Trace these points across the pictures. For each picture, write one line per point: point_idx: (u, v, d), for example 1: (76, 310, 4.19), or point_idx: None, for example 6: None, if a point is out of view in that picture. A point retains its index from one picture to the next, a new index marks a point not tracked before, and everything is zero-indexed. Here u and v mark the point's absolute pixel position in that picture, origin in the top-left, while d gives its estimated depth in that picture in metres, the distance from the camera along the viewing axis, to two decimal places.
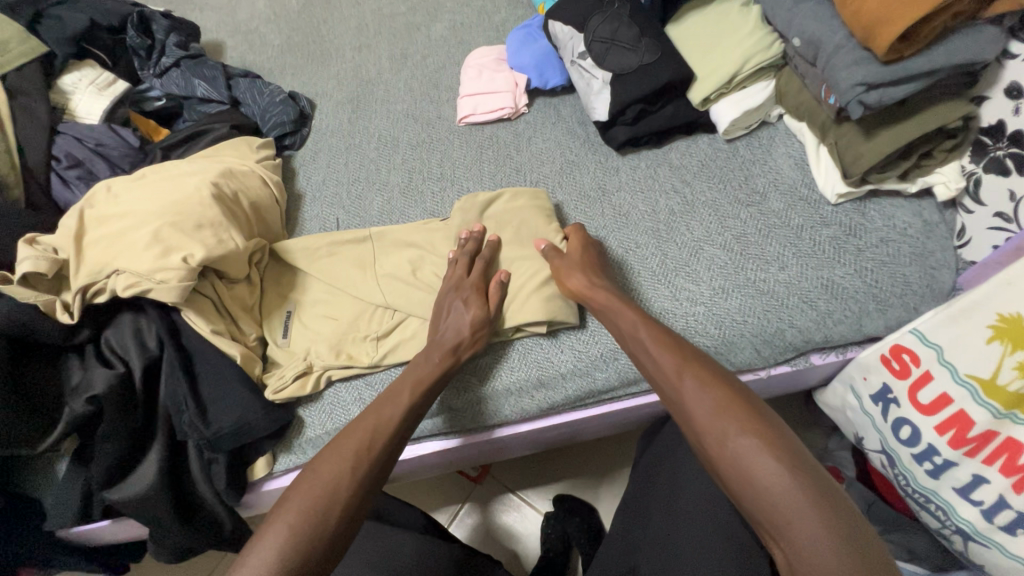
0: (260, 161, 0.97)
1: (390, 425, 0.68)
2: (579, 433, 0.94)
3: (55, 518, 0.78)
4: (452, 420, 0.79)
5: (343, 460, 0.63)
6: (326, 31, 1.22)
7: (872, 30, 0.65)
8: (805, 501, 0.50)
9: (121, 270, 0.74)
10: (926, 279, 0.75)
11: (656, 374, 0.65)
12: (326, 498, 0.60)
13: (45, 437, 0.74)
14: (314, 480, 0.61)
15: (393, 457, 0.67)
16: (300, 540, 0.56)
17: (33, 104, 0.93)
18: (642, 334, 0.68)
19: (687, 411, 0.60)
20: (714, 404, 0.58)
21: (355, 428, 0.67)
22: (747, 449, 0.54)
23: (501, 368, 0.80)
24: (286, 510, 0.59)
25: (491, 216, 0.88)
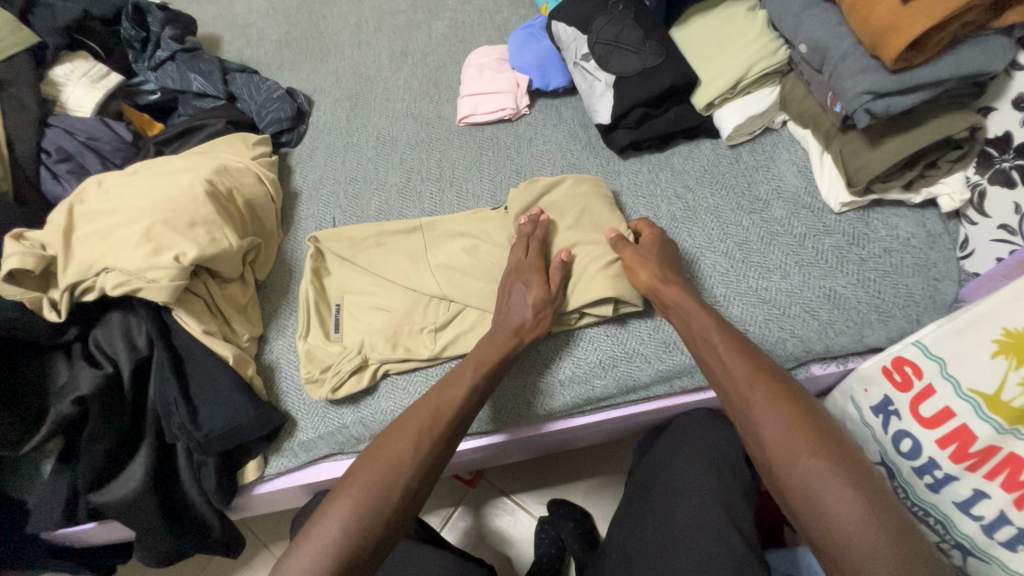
0: (255, 158, 0.95)
1: (452, 413, 0.66)
2: (572, 439, 0.93)
3: (38, 521, 0.76)
4: (503, 415, 0.77)
5: (404, 447, 0.62)
6: (324, 27, 1.20)
7: (880, 38, 0.64)
8: (875, 528, 0.50)
9: (111, 268, 0.73)
10: (928, 291, 0.75)
11: (721, 382, 0.64)
12: (384, 487, 0.60)
13: (30, 437, 0.72)
14: (374, 467, 0.61)
15: (452, 443, 0.66)
16: (358, 528, 0.57)
17: (22, 95, 0.91)
18: (708, 338, 0.67)
19: (755, 424, 0.60)
20: (786, 420, 0.58)
21: (418, 413, 0.65)
22: (819, 470, 0.54)
23: (545, 365, 0.78)
24: (343, 494, 0.59)
25: (550, 203, 0.86)
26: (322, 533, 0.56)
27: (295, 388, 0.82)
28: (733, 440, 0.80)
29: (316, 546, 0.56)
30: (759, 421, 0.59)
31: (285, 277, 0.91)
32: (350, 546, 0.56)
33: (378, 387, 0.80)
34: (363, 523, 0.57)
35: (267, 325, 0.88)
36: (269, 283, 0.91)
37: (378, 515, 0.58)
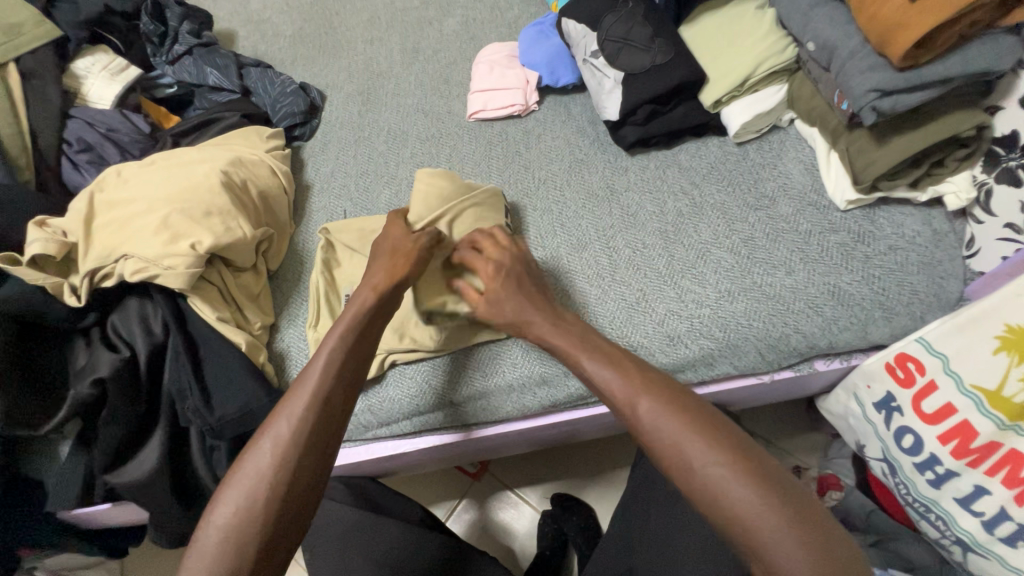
0: (269, 151, 0.97)
1: (314, 396, 0.61)
2: (570, 433, 0.95)
3: (55, 500, 0.78)
4: (437, 416, 0.80)
5: (264, 448, 0.58)
6: (337, 23, 1.22)
7: (888, 36, 0.65)
8: (780, 523, 0.48)
9: (129, 255, 0.75)
10: (934, 288, 0.75)
11: (608, 402, 0.59)
12: (248, 496, 0.56)
13: (50, 418, 0.74)
14: (240, 475, 0.57)
15: (329, 424, 0.61)
16: (231, 542, 0.54)
17: (45, 88, 0.93)
18: (586, 362, 0.63)
19: (653, 442, 0.55)
20: (679, 431, 0.53)
21: (278, 409, 0.61)
22: (723, 478, 0.50)
23: (484, 369, 0.80)
24: (217, 507, 0.56)
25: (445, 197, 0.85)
26: (201, 551, 0.54)
27: None
28: None
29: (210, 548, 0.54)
30: (656, 437, 0.54)
31: (296, 268, 0.93)
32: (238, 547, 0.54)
33: (387, 377, 0.81)
34: (233, 535, 0.54)
35: (278, 314, 0.89)
36: (281, 273, 0.93)
37: (247, 527, 0.54)
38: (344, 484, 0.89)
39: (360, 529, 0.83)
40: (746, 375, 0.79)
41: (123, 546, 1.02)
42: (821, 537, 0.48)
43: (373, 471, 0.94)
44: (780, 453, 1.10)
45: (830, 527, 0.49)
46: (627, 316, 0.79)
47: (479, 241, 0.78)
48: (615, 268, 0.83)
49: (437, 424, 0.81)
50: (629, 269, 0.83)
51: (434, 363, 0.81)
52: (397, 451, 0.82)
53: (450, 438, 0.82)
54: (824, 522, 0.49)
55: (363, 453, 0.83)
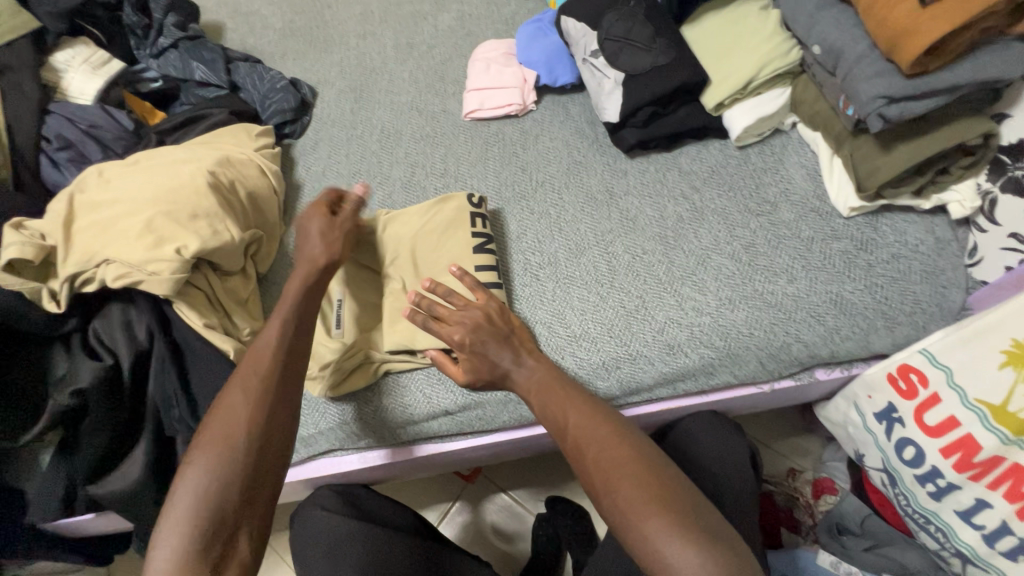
0: (258, 149, 0.94)
1: (277, 357, 0.63)
2: (526, 447, 0.94)
3: (37, 511, 0.76)
4: (387, 432, 0.78)
5: (236, 403, 0.59)
6: (329, 17, 1.19)
7: (896, 42, 0.63)
8: (676, 539, 0.53)
9: (111, 260, 0.72)
10: (936, 298, 0.74)
11: (547, 422, 0.66)
12: (226, 450, 0.56)
13: (30, 428, 0.72)
14: (212, 434, 0.57)
15: (284, 385, 0.62)
16: (209, 495, 0.54)
17: (23, 82, 0.90)
18: (538, 393, 0.68)
19: (581, 461, 0.61)
20: (600, 452, 0.60)
21: (243, 367, 0.62)
22: (631, 498, 0.56)
23: (422, 387, 0.78)
24: (190, 463, 0.56)
25: (432, 214, 0.85)
26: (177, 508, 0.54)
27: None
28: (734, 448, 0.80)
29: (180, 515, 0.53)
30: (584, 456, 0.61)
31: (286, 271, 0.90)
32: (206, 510, 0.53)
33: (375, 386, 0.79)
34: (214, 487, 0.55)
35: (267, 319, 0.87)
36: (270, 276, 0.90)
37: (225, 482, 0.55)
38: (336, 492, 0.88)
39: (350, 540, 0.81)
40: (746, 384, 0.78)
41: (109, 554, 1.00)
42: (712, 550, 0.53)
43: (366, 477, 0.91)
44: (776, 457, 1.10)
45: (722, 543, 0.54)
46: (624, 328, 0.77)
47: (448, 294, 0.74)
48: (614, 272, 0.81)
49: (378, 443, 0.79)
50: (628, 275, 0.81)
51: (429, 373, 0.79)
52: (338, 469, 0.81)
53: (398, 454, 0.81)
54: (721, 539, 0.54)
55: (357, 460, 0.81)
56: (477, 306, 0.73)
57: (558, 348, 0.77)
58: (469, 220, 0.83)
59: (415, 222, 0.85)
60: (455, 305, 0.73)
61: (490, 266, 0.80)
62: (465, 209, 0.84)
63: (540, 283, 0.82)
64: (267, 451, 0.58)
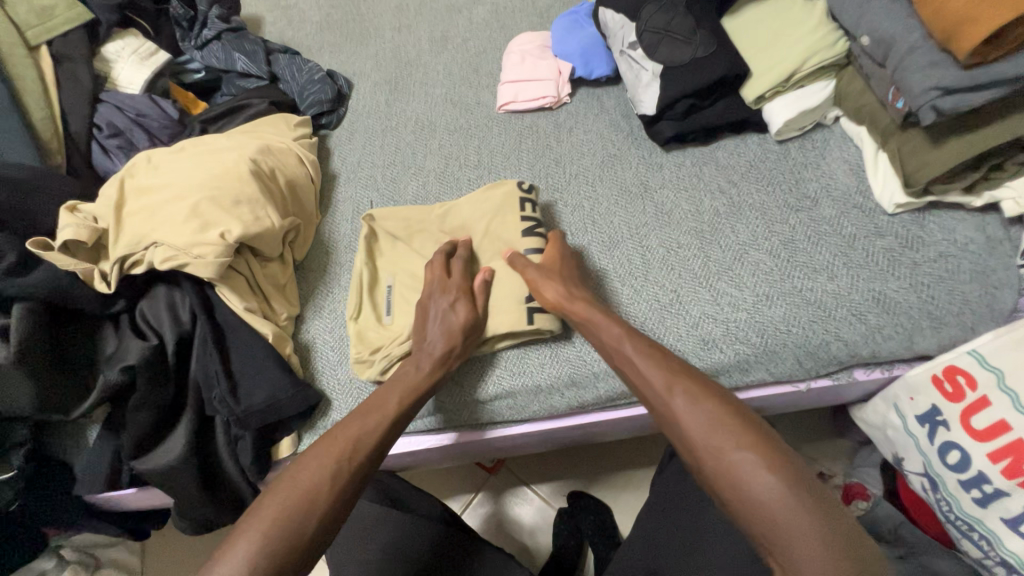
0: (297, 139, 0.96)
1: (366, 444, 0.66)
2: (593, 434, 0.92)
3: (85, 484, 0.79)
4: (448, 415, 0.79)
5: (315, 478, 0.62)
6: (365, 10, 1.20)
7: (954, 31, 0.61)
8: (801, 509, 0.52)
9: (159, 243, 0.74)
10: (986, 298, 0.72)
11: (645, 386, 0.64)
12: (291, 527, 0.59)
13: (80, 404, 0.74)
14: (281, 500, 0.60)
15: (359, 480, 0.64)
16: (313, 506, 0.61)
17: (77, 71, 0.93)
18: (635, 346, 0.67)
19: (693, 418, 0.59)
20: (707, 421, 0.58)
21: (334, 438, 0.65)
22: (748, 468, 0.55)
23: (480, 373, 0.79)
24: (255, 522, 0.59)
25: (489, 202, 0.85)
26: (225, 564, 0.56)
27: (331, 369, 0.83)
28: None
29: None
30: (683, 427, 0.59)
31: (321, 258, 0.92)
32: None
33: None
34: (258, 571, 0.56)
35: (304, 305, 0.89)
36: (306, 263, 0.92)
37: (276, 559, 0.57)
38: None
39: (379, 523, 0.83)
40: (781, 383, 0.76)
41: (145, 528, 1.03)
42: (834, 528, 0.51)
43: (395, 465, 0.92)
44: (806, 461, 1.07)
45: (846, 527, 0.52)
46: (658, 321, 0.77)
47: (520, 258, 0.79)
48: (648, 266, 0.81)
49: (437, 426, 0.80)
50: (663, 269, 0.80)
51: (488, 360, 0.80)
52: None
53: (456, 437, 0.81)
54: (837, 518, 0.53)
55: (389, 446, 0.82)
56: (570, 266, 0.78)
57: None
58: (520, 205, 0.83)
59: (470, 211, 0.86)
60: (550, 246, 0.80)
61: (539, 250, 0.81)
62: (513, 195, 0.84)
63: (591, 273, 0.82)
64: (318, 540, 0.60)
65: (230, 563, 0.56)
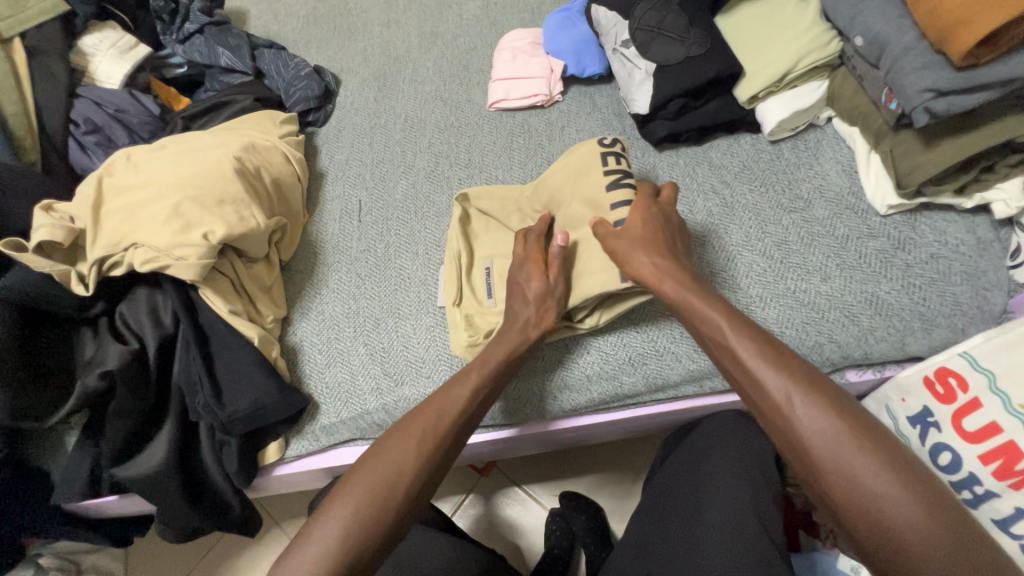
0: (284, 137, 0.93)
1: (452, 417, 0.63)
2: (591, 436, 0.92)
3: (63, 492, 0.76)
4: (516, 410, 0.76)
5: (404, 452, 0.60)
6: (353, 4, 1.18)
7: (948, 33, 0.61)
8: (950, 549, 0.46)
9: (139, 244, 0.72)
10: (977, 300, 0.72)
11: (754, 389, 0.57)
12: (381, 499, 0.57)
13: (56, 411, 0.72)
14: (370, 474, 0.58)
15: (449, 452, 0.63)
16: (396, 484, 0.58)
17: (52, 65, 0.90)
18: (736, 334, 0.60)
19: (817, 431, 0.52)
20: (837, 432, 0.52)
21: (423, 411, 0.63)
22: (897, 504, 0.48)
23: (552, 365, 0.76)
24: (344, 495, 0.57)
25: (572, 164, 0.78)
26: (317, 537, 0.55)
27: (318, 373, 0.81)
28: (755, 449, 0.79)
29: (317, 548, 0.54)
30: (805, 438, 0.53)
31: (309, 259, 0.90)
32: (343, 552, 0.54)
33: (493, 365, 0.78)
34: (351, 546, 0.54)
35: (291, 306, 0.87)
36: (294, 263, 0.90)
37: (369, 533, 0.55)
38: None
39: None
40: None
41: (128, 535, 1.01)
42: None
43: None
44: None
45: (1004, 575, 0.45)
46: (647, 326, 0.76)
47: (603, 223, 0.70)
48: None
49: (498, 421, 0.78)
50: None
51: (562, 349, 0.77)
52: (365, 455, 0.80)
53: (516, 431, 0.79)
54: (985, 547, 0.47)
55: None
56: (670, 223, 0.71)
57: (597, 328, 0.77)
58: (602, 159, 0.75)
59: (556, 178, 0.79)
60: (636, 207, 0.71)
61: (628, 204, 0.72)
62: (595, 152, 0.77)
63: None
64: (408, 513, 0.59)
65: (322, 535, 0.55)
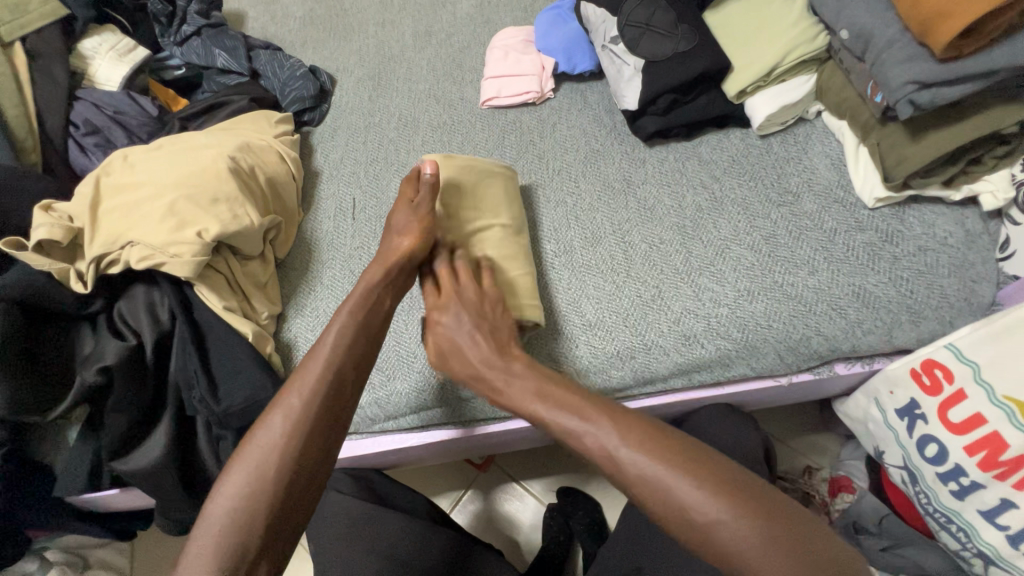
0: (278, 136, 0.95)
1: (331, 373, 0.61)
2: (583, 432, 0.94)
3: (63, 486, 0.78)
4: (459, 409, 0.78)
5: (279, 422, 0.57)
6: (348, 5, 1.19)
7: (930, 24, 0.61)
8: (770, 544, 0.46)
9: (135, 242, 0.74)
10: (965, 292, 0.72)
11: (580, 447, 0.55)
12: (264, 468, 0.54)
13: (56, 406, 0.73)
14: (251, 447, 0.56)
15: (334, 409, 0.59)
16: (269, 462, 0.55)
17: (53, 68, 0.92)
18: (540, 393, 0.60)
19: (635, 478, 0.51)
20: (669, 473, 0.50)
21: (294, 378, 0.60)
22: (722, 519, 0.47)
23: None
24: (229, 476, 0.55)
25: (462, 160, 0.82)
26: (205, 525, 0.53)
27: None
28: (746, 443, 0.79)
29: (205, 541, 0.52)
30: (659, 490, 0.50)
31: (304, 256, 0.91)
32: (233, 530, 0.52)
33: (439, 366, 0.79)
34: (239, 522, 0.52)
35: (286, 303, 0.88)
36: (289, 261, 0.91)
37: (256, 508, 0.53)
38: (351, 476, 0.89)
39: (365, 522, 0.83)
40: (763, 377, 0.76)
41: (131, 529, 1.02)
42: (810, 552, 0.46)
43: (381, 463, 0.93)
44: (791, 454, 1.07)
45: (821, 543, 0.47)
46: (623, 328, 0.76)
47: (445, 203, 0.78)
48: (609, 271, 0.80)
49: (443, 420, 0.80)
50: (645, 264, 0.80)
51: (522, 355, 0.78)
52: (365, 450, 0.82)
53: (461, 432, 0.81)
54: (829, 541, 0.48)
55: (370, 444, 0.82)
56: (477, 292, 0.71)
57: (546, 334, 0.78)
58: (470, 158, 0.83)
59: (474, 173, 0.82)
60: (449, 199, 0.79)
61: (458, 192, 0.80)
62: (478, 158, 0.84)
63: (614, 257, 0.81)
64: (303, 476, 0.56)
65: (210, 520, 0.53)
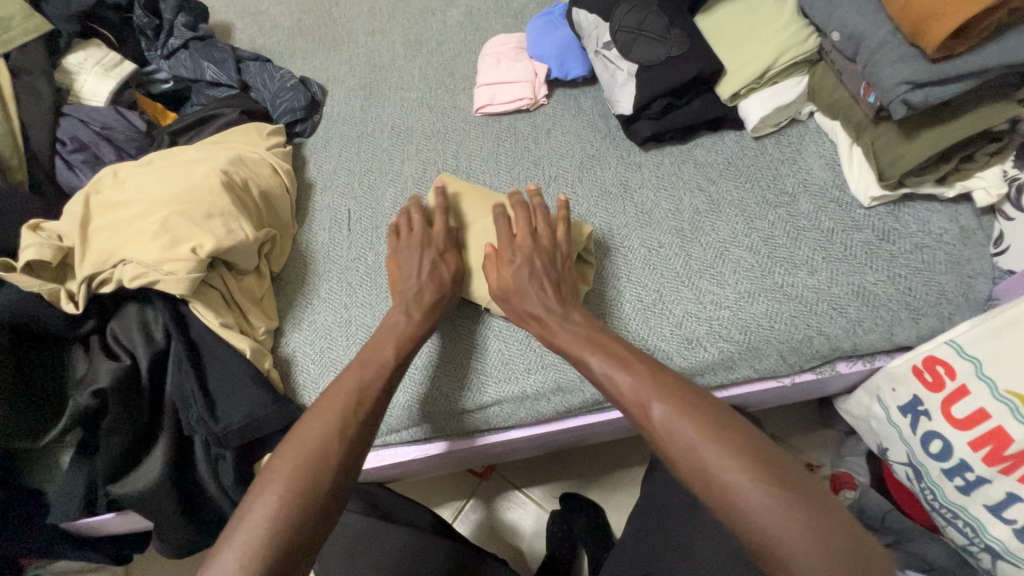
0: (271, 148, 0.94)
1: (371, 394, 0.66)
2: (586, 437, 0.93)
3: (58, 511, 0.76)
4: (447, 422, 0.77)
5: (324, 435, 0.61)
6: (337, 15, 1.18)
7: (920, 26, 0.62)
8: (782, 511, 0.49)
9: (128, 260, 0.72)
10: (962, 288, 0.73)
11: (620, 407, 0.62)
12: (309, 477, 0.58)
13: (48, 430, 0.72)
14: (292, 458, 0.59)
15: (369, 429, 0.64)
16: (310, 470, 0.58)
17: (37, 84, 0.90)
18: (594, 349, 0.66)
19: (667, 438, 0.56)
20: (698, 437, 0.54)
21: (331, 399, 0.65)
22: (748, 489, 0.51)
23: (479, 378, 0.77)
24: (273, 485, 0.57)
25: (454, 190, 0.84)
26: (241, 534, 0.54)
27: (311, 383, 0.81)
28: None
29: (244, 547, 0.53)
30: (677, 445, 0.55)
31: (300, 269, 0.90)
32: (280, 537, 0.54)
33: (422, 376, 0.78)
34: (283, 528, 0.54)
35: (283, 317, 0.87)
36: (284, 274, 0.90)
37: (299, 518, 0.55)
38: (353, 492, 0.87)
39: (368, 537, 0.81)
40: (766, 379, 0.76)
41: (127, 554, 1.00)
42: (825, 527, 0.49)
43: (382, 477, 0.91)
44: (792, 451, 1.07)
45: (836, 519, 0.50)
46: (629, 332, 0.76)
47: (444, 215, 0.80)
48: (609, 277, 0.80)
49: (429, 434, 0.78)
50: (645, 267, 0.80)
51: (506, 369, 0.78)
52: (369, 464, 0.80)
53: (449, 445, 0.80)
54: (840, 518, 0.50)
55: (373, 459, 0.81)
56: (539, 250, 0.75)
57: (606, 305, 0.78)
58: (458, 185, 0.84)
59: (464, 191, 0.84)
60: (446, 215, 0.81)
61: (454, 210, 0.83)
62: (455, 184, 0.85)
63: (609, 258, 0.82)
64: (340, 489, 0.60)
65: (249, 527, 0.54)
